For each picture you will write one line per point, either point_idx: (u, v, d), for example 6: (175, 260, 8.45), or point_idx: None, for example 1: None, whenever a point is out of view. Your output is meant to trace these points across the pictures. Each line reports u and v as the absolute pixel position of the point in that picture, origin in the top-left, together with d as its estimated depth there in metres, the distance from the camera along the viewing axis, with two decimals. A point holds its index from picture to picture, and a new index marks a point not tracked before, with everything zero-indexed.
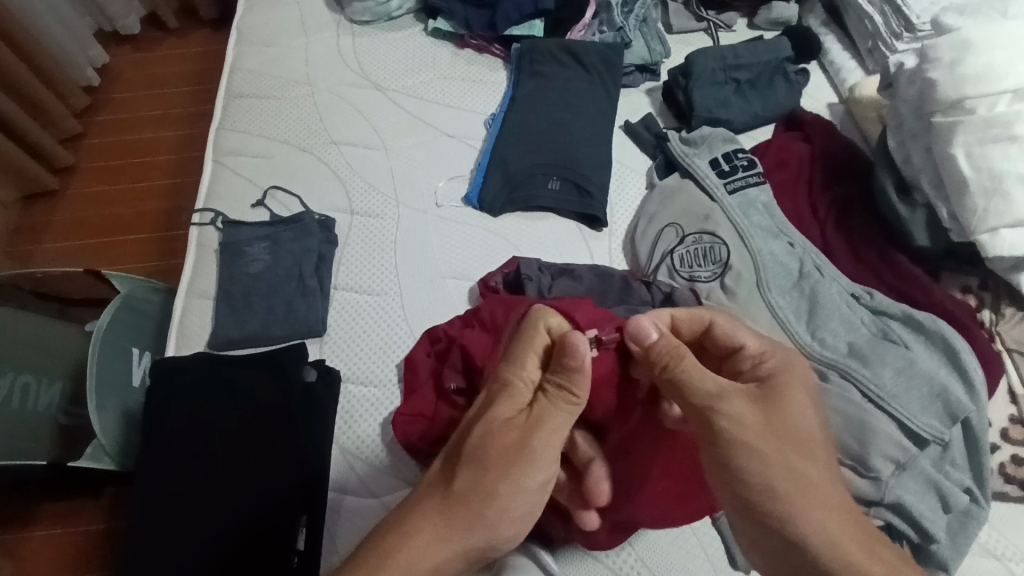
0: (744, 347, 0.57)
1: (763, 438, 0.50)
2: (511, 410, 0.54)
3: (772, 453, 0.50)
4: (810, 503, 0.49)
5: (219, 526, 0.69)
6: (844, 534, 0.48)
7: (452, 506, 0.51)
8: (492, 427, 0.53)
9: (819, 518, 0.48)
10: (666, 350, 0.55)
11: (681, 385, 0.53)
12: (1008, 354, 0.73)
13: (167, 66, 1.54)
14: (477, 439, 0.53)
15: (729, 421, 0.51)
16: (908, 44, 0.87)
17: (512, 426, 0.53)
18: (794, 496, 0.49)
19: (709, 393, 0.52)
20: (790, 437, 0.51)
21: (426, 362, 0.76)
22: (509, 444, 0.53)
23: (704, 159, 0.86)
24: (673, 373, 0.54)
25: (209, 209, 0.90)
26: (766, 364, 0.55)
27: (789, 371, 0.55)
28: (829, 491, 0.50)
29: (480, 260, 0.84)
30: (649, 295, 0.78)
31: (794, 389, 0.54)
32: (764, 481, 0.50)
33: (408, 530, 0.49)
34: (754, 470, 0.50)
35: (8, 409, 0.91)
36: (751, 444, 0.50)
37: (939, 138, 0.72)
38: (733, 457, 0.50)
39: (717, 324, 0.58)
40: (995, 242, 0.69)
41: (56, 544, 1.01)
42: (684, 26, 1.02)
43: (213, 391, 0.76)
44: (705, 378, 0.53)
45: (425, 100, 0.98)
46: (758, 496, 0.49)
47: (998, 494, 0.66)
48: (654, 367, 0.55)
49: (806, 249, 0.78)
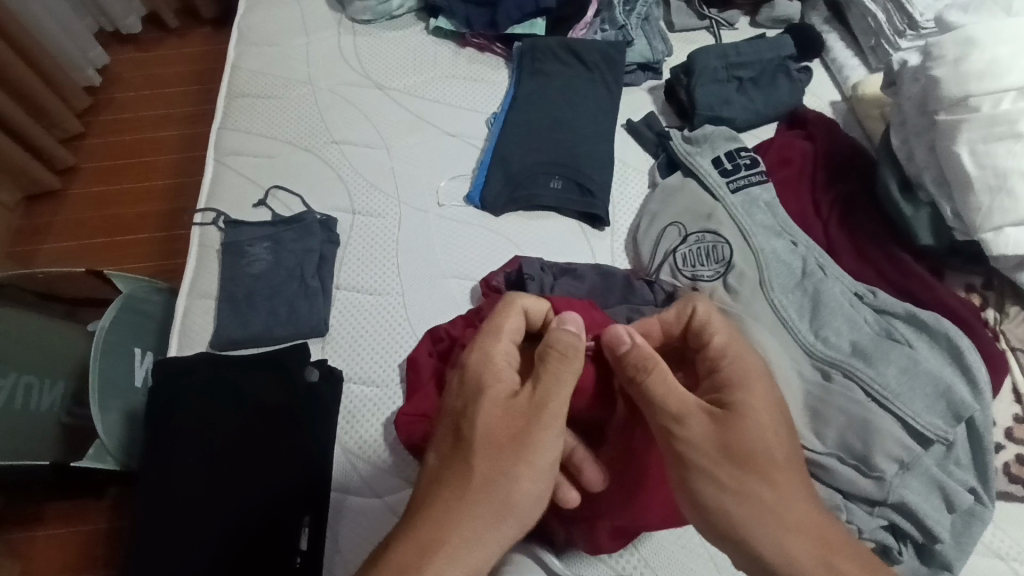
0: (709, 346, 0.58)
1: (722, 456, 0.51)
2: (508, 394, 0.53)
3: (729, 472, 0.50)
4: (773, 519, 0.49)
5: (222, 527, 0.69)
6: (802, 550, 0.49)
7: (465, 497, 0.50)
8: (484, 413, 0.52)
9: (775, 537, 0.49)
10: (637, 359, 0.55)
11: (647, 399, 0.54)
12: (1012, 352, 0.72)
13: (168, 66, 1.54)
14: (481, 430, 0.51)
15: (689, 441, 0.52)
16: (912, 42, 0.86)
17: (509, 410, 0.52)
18: (759, 513, 0.50)
19: (676, 410, 0.53)
20: (760, 450, 0.51)
21: (428, 362, 0.76)
22: (511, 432, 0.51)
23: (706, 158, 0.85)
24: (641, 384, 0.54)
25: (210, 209, 0.90)
26: (719, 368, 0.56)
27: (745, 378, 0.55)
28: (797, 505, 0.50)
29: (481, 260, 0.84)
30: (652, 294, 0.78)
31: (756, 399, 0.54)
32: (721, 498, 0.50)
33: (436, 536, 0.48)
34: (717, 487, 0.50)
35: (11, 409, 0.91)
36: (708, 465, 0.51)
37: (943, 136, 0.72)
38: (695, 474, 0.51)
39: (697, 314, 0.59)
40: (1000, 240, 0.69)
41: (60, 544, 1.01)
42: (686, 25, 1.02)
43: (217, 391, 0.76)
44: (671, 392, 0.53)
45: (427, 100, 0.97)
46: (717, 516, 0.50)
47: (1003, 493, 0.66)
48: (625, 377, 0.56)
49: (809, 248, 0.78)
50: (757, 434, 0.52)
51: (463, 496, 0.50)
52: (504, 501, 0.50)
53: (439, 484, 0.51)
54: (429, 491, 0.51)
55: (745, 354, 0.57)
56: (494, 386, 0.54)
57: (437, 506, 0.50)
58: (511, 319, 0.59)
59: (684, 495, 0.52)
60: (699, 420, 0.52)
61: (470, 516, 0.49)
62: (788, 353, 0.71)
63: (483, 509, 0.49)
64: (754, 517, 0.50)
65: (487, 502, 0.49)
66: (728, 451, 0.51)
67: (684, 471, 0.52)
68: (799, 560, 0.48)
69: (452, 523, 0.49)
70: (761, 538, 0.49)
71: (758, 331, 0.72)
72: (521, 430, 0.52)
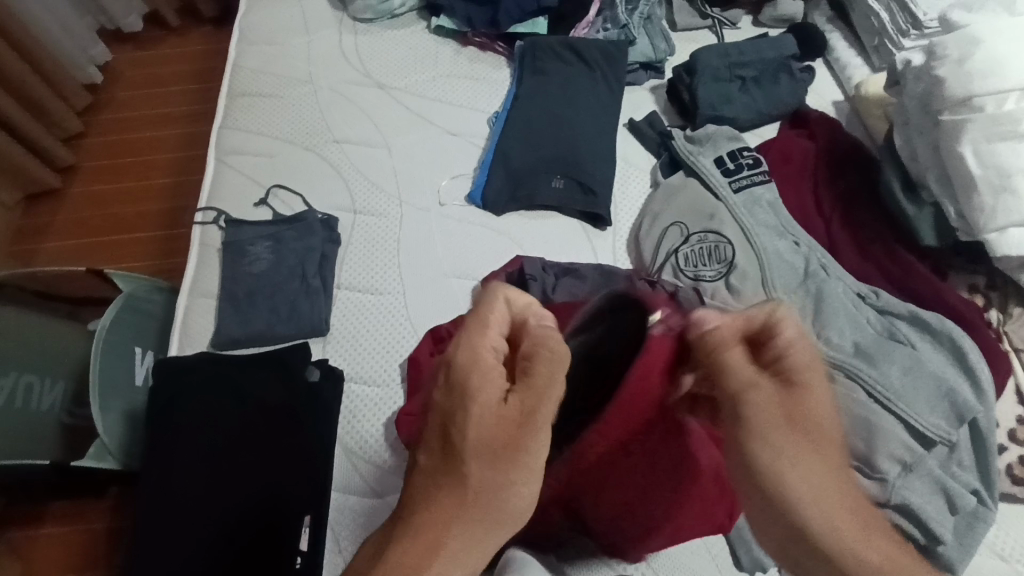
0: (778, 344, 0.49)
1: (783, 430, 0.46)
2: (498, 396, 0.49)
3: (790, 447, 0.45)
4: (830, 499, 0.45)
5: (224, 526, 0.69)
6: (853, 529, 0.44)
7: (459, 521, 0.47)
8: (477, 423, 0.48)
9: (828, 512, 0.44)
10: (717, 337, 0.50)
11: (717, 370, 0.49)
12: (1016, 353, 0.72)
13: (169, 64, 1.54)
14: (474, 433, 0.48)
15: (755, 408, 0.47)
16: (915, 42, 0.86)
17: (500, 421, 0.48)
18: (813, 487, 0.45)
19: (742, 382, 0.48)
20: (821, 427, 0.47)
21: (430, 362, 0.75)
22: (504, 438, 0.48)
23: (708, 157, 0.85)
24: (715, 358, 0.50)
25: (210, 208, 0.90)
26: (787, 357, 0.48)
27: (812, 363, 0.48)
28: (850, 484, 0.46)
29: (482, 259, 0.84)
30: (653, 294, 0.77)
31: (821, 383, 0.48)
32: (778, 476, 0.45)
33: (436, 541, 0.46)
34: (774, 460, 0.45)
35: (12, 409, 0.91)
36: (768, 436, 0.46)
37: (946, 136, 0.71)
38: (753, 442, 0.46)
39: (778, 312, 0.50)
40: (1003, 240, 0.69)
41: (61, 543, 1.01)
42: (688, 24, 1.01)
43: (217, 389, 0.76)
44: (741, 364, 0.48)
45: (428, 98, 0.97)
46: (770, 490, 0.45)
47: (1007, 495, 0.65)
48: (698, 353, 0.52)
49: (811, 247, 0.77)
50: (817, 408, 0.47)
51: (459, 512, 0.47)
52: (498, 515, 0.48)
53: (432, 502, 0.48)
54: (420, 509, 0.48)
55: (815, 347, 0.50)
56: (483, 395, 0.49)
57: (434, 527, 0.47)
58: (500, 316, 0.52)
59: (737, 463, 0.47)
60: (760, 398, 0.47)
61: (468, 535, 0.47)
62: None
63: (479, 528, 0.47)
64: (815, 498, 0.44)
65: (480, 518, 0.47)
66: (790, 421, 0.46)
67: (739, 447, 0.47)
68: (847, 535, 0.44)
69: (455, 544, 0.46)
70: (824, 520, 0.44)
71: None
72: (515, 435, 0.48)
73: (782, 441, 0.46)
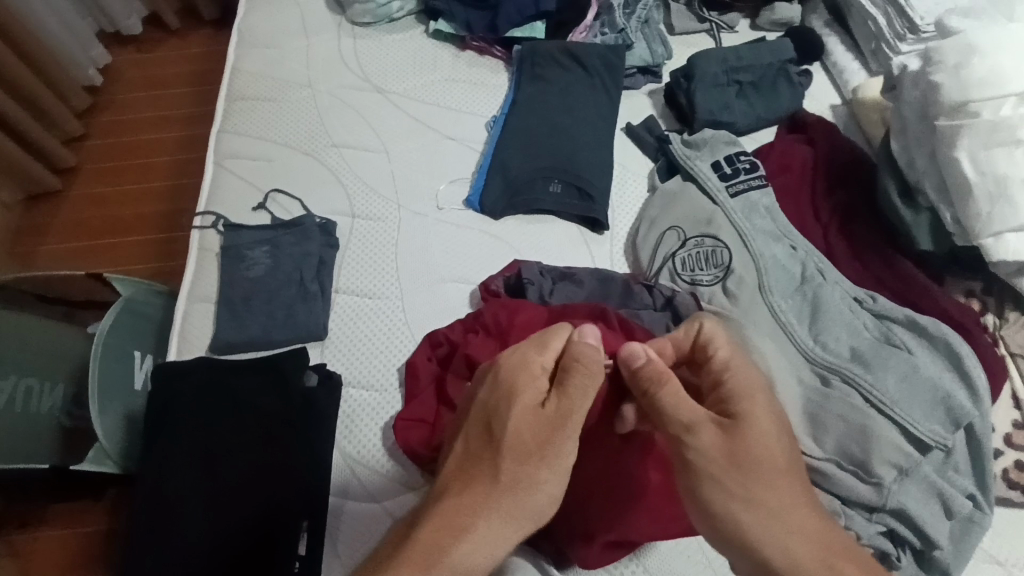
0: (712, 358, 0.57)
1: (728, 465, 0.51)
2: (536, 400, 0.54)
3: (738, 481, 0.51)
4: (783, 524, 0.50)
5: (223, 533, 0.69)
6: (808, 555, 0.49)
7: (491, 502, 0.51)
8: (519, 418, 0.53)
9: (780, 541, 0.49)
10: (651, 372, 0.55)
11: (659, 409, 0.54)
12: (1012, 358, 0.72)
13: (168, 67, 1.54)
14: (514, 427, 0.53)
15: (699, 449, 0.52)
16: (911, 46, 0.87)
17: (537, 418, 0.53)
18: (763, 516, 0.50)
19: (685, 419, 0.53)
20: (762, 459, 0.51)
21: (427, 367, 0.76)
22: (538, 435, 0.53)
23: (705, 162, 0.85)
24: (654, 396, 0.54)
25: (209, 212, 0.90)
26: (722, 382, 0.55)
27: (750, 392, 0.54)
28: (802, 512, 0.51)
29: (479, 264, 0.84)
30: (651, 299, 0.78)
31: (759, 413, 0.53)
32: (733, 511, 0.50)
33: (464, 525, 0.50)
34: (725, 496, 0.50)
35: (11, 411, 0.91)
36: (715, 472, 0.51)
37: (943, 142, 0.72)
38: (703, 482, 0.51)
39: (704, 327, 0.58)
40: (999, 246, 0.69)
41: (59, 545, 1.02)
42: (686, 28, 1.01)
43: (211, 395, 0.76)
44: (682, 401, 0.53)
45: (427, 103, 0.97)
46: (724, 523, 0.50)
47: (1003, 499, 0.66)
48: (639, 390, 0.56)
49: (808, 252, 0.78)
50: (756, 444, 0.52)
51: (492, 491, 0.51)
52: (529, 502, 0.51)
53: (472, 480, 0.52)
54: (457, 487, 0.52)
55: (748, 366, 0.57)
56: (526, 391, 0.54)
57: (466, 504, 0.51)
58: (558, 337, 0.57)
59: (690, 501, 0.52)
60: (704, 430, 0.52)
61: (497, 513, 0.51)
62: (788, 359, 0.71)
63: (508, 511, 0.51)
64: (767, 532, 0.50)
65: (513, 499, 0.51)
66: (735, 460, 0.51)
67: (691, 480, 0.52)
68: (801, 562, 0.48)
69: (488, 522, 0.50)
70: (781, 549, 0.49)
71: (757, 336, 0.72)
72: (547, 435, 0.53)
73: (730, 481, 0.50)
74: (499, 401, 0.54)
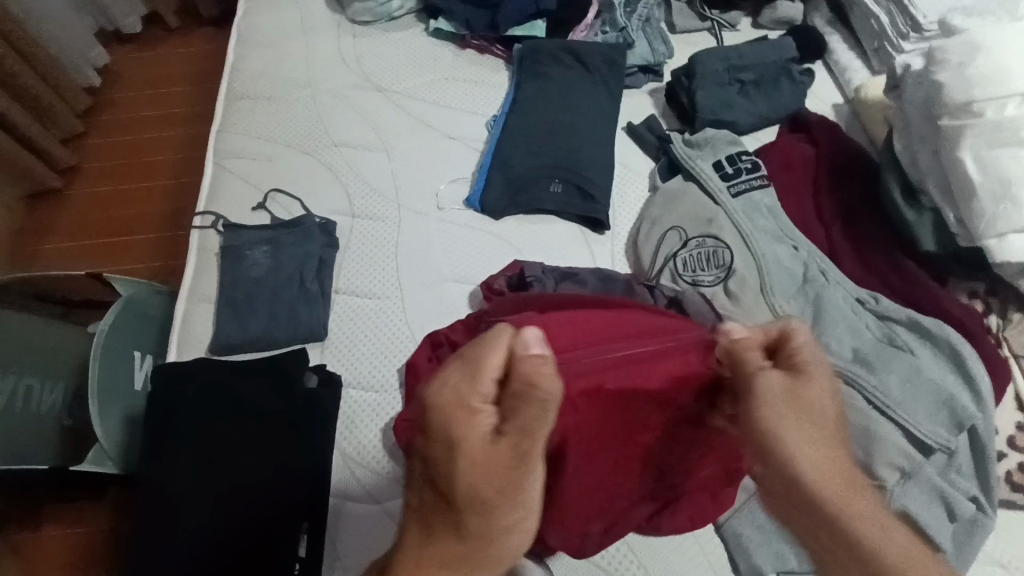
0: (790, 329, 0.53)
1: (784, 403, 0.50)
2: (486, 441, 0.48)
3: (791, 421, 0.50)
4: (823, 454, 0.50)
5: (224, 535, 0.69)
6: (837, 486, 0.48)
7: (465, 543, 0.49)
8: (468, 472, 0.48)
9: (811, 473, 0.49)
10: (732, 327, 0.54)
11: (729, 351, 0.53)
12: (1015, 359, 0.72)
13: (168, 65, 1.54)
14: (466, 481, 0.48)
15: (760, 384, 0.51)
16: (915, 44, 0.86)
17: (491, 461, 0.48)
18: (802, 451, 0.49)
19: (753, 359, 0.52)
20: (819, 404, 0.51)
21: (428, 369, 0.75)
22: (495, 482, 0.48)
23: (707, 161, 0.85)
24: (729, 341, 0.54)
25: (209, 213, 0.90)
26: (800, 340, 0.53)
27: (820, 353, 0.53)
28: (839, 454, 0.50)
29: (477, 265, 0.84)
30: (652, 299, 0.76)
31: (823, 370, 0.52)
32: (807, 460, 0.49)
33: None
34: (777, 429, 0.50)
35: (11, 412, 0.91)
36: (771, 408, 0.50)
37: (947, 141, 0.71)
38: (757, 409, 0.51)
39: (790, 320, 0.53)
40: (1004, 247, 0.68)
41: (60, 545, 1.02)
42: (688, 26, 1.01)
43: (213, 398, 0.76)
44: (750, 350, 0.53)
45: (426, 102, 0.97)
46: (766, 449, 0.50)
47: (1007, 502, 0.65)
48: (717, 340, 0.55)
49: (811, 253, 0.77)
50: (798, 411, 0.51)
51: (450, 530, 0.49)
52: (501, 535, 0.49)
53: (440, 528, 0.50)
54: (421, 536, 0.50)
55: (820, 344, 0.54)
56: (469, 432, 0.48)
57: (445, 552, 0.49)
58: (495, 357, 0.49)
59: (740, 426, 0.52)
60: (772, 386, 0.51)
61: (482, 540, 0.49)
62: None
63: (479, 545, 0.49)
64: (824, 469, 0.49)
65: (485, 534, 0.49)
66: (792, 401, 0.51)
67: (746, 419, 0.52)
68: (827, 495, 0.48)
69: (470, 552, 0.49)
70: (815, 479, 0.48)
71: None
72: (506, 480, 0.48)
73: (789, 426, 0.50)
74: (444, 451, 0.49)
